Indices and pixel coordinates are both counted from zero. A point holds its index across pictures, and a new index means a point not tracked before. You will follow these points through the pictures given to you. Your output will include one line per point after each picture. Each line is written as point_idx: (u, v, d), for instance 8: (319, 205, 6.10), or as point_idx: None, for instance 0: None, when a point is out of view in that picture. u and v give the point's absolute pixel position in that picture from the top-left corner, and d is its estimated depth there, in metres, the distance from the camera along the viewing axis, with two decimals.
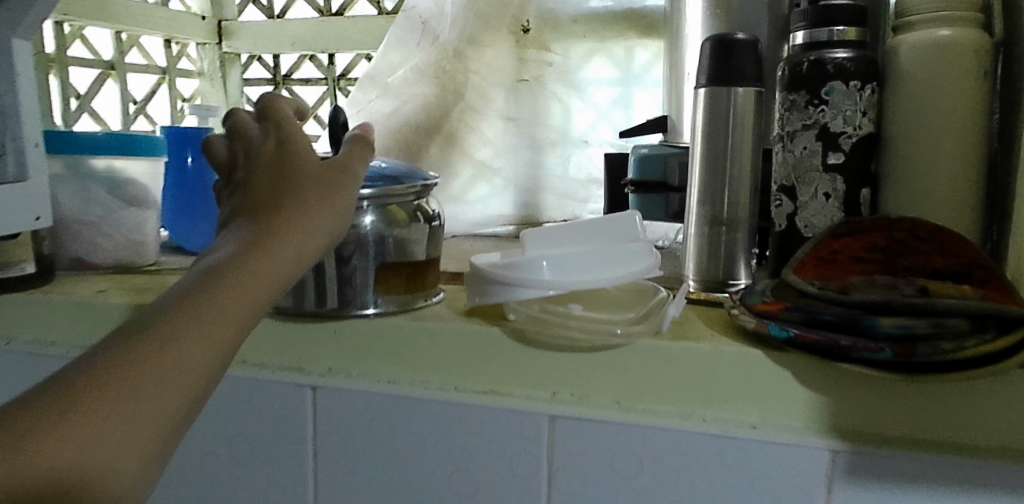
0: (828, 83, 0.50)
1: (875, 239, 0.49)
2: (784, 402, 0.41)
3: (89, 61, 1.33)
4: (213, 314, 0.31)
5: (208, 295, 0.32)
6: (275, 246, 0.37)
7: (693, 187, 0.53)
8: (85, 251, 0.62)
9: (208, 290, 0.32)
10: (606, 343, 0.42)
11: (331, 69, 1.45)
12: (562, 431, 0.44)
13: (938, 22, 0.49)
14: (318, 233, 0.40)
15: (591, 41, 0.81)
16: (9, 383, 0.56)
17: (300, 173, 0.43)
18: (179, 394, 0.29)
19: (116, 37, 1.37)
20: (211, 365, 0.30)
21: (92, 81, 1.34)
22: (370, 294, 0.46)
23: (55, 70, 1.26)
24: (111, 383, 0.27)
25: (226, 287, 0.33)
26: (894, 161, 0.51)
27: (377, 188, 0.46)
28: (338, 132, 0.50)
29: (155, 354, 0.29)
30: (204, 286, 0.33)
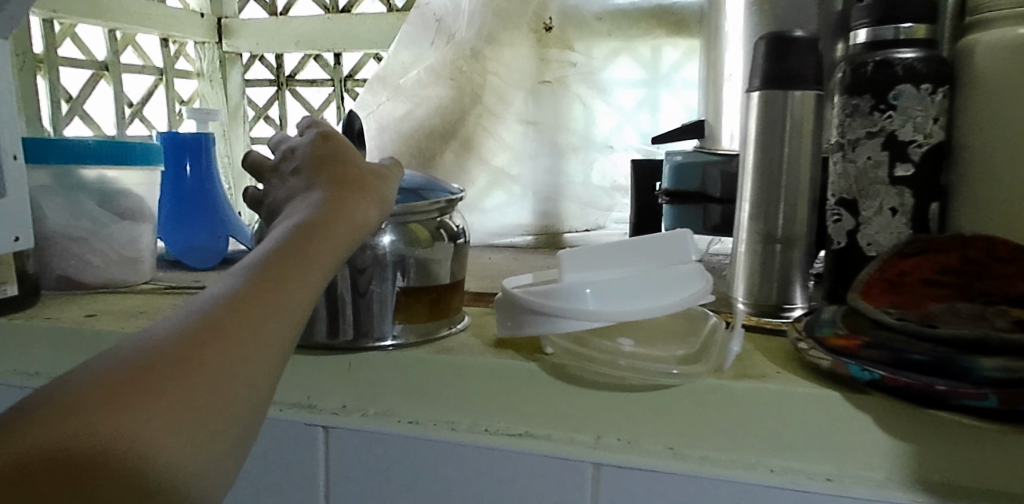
0: (896, 86, 0.45)
1: (948, 260, 0.43)
2: (863, 451, 0.36)
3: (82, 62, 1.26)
4: (273, 300, 0.27)
5: (265, 277, 0.28)
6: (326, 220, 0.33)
7: (744, 201, 0.48)
8: (74, 269, 0.57)
9: (268, 270, 0.29)
10: (659, 383, 0.37)
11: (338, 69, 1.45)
12: (607, 481, 0.38)
13: (1013, 20, 0.44)
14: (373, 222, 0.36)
15: (616, 40, 0.77)
16: None
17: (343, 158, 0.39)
18: (236, 384, 0.25)
19: (111, 36, 1.32)
20: (270, 352, 0.26)
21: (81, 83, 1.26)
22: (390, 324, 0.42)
23: (43, 71, 1.18)
24: (163, 360, 0.23)
25: (285, 267, 0.29)
26: (966, 171, 0.46)
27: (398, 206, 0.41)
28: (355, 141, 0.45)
29: (206, 334, 0.25)
30: (263, 265, 0.29)
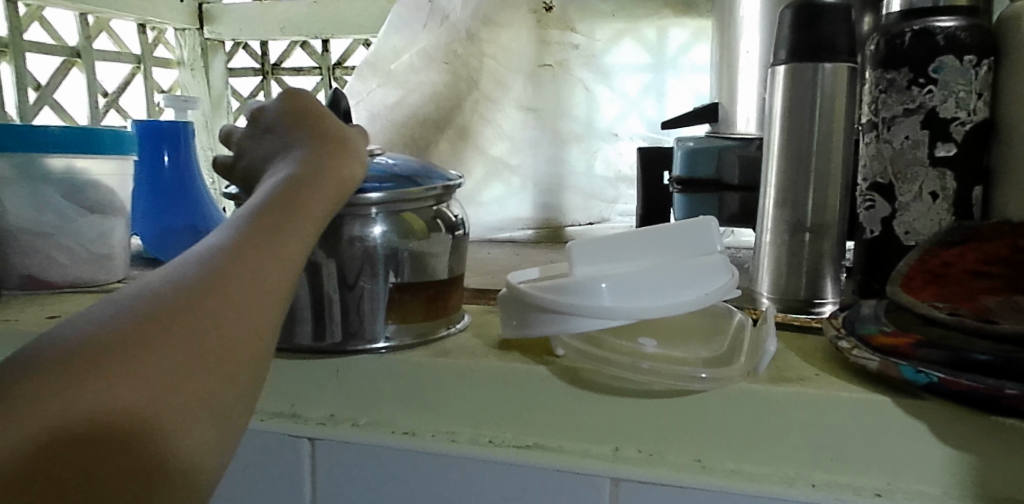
0: (937, 58, 0.41)
1: (998, 249, 0.40)
2: (917, 462, 0.31)
3: (51, 47, 1.24)
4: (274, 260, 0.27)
5: (261, 240, 0.28)
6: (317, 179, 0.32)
7: (769, 186, 0.44)
8: (38, 267, 0.52)
9: (263, 233, 0.28)
10: (688, 388, 0.33)
11: (326, 58, 1.36)
12: (626, 498, 0.34)
13: None
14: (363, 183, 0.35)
15: (620, 21, 0.73)
16: None
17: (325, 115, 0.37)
18: (247, 349, 0.25)
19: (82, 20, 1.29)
20: (269, 320, 0.27)
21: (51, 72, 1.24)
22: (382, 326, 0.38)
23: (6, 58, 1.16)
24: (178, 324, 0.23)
25: (283, 227, 0.29)
26: (1011, 152, 0.43)
27: (384, 191, 0.36)
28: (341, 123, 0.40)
29: (210, 302, 0.25)
30: (257, 230, 0.28)
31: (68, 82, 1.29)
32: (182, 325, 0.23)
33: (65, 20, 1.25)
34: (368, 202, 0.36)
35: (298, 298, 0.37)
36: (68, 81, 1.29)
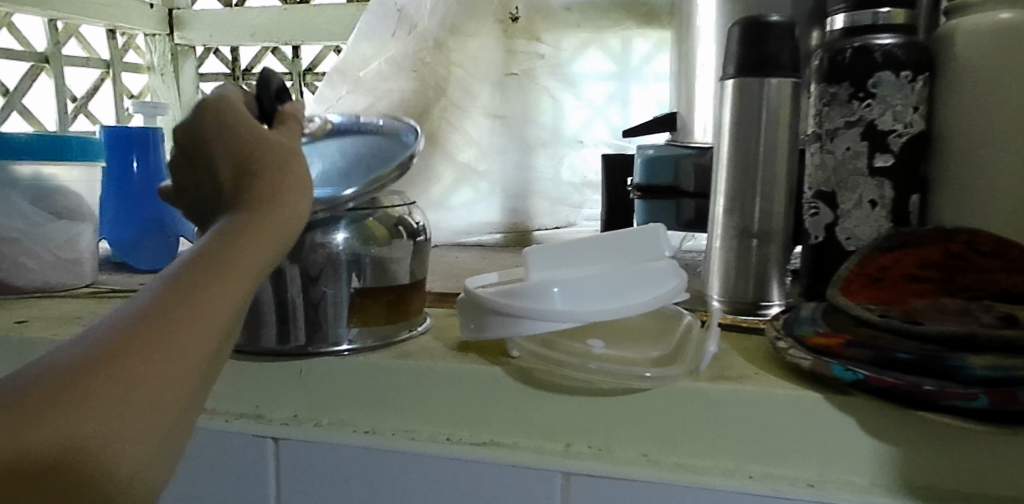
0: (875, 74, 0.43)
1: (928, 254, 0.42)
2: (845, 454, 0.34)
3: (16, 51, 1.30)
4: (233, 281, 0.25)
5: (222, 255, 0.26)
6: (280, 186, 0.30)
7: (718, 193, 0.46)
8: (5, 273, 0.52)
9: (225, 247, 0.26)
10: (634, 385, 0.35)
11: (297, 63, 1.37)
12: (576, 492, 0.36)
13: (996, 7, 0.43)
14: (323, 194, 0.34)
15: (585, 31, 0.75)
16: None
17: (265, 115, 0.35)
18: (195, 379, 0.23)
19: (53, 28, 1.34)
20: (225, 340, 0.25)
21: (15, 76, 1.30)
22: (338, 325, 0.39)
23: None
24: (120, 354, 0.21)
25: (242, 245, 0.27)
26: (945, 162, 0.45)
27: (359, 186, 0.38)
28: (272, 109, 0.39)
29: (160, 325, 0.22)
30: (214, 248, 0.26)
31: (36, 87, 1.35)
32: (128, 352, 0.21)
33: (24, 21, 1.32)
34: (343, 201, 0.38)
35: (263, 302, 0.39)
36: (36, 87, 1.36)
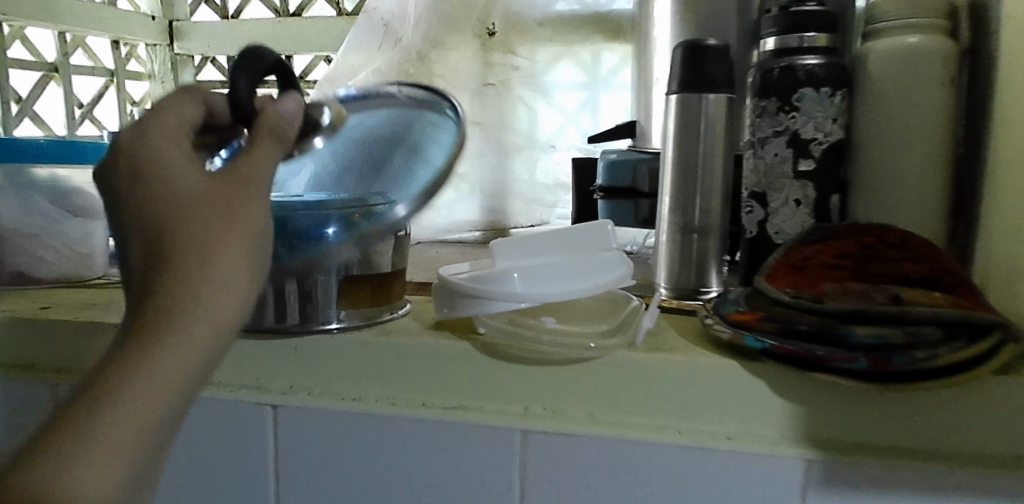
0: (799, 90, 0.50)
1: (845, 245, 0.48)
2: (758, 413, 0.40)
3: None
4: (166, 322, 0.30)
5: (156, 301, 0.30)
6: (203, 205, 0.33)
7: (665, 193, 0.52)
8: (27, 266, 0.58)
9: (156, 293, 0.30)
10: (582, 356, 0.41)
11: None
12: (534, 447, 0.42)
13: (906, 29, 0.49)
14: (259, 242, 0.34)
15: (557, 44, 0.81)
16: None
17: (187, 170, 0.34)
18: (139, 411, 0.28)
19: None
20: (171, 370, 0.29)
21: None
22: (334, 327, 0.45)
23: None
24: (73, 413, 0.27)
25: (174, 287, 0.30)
26: (861, 166, 0.51)
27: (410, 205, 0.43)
28: (250, 123, 0.37)
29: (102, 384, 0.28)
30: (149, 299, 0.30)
31: None
32: (76, 415, 0.27)
33: None
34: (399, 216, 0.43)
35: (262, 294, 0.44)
36: None
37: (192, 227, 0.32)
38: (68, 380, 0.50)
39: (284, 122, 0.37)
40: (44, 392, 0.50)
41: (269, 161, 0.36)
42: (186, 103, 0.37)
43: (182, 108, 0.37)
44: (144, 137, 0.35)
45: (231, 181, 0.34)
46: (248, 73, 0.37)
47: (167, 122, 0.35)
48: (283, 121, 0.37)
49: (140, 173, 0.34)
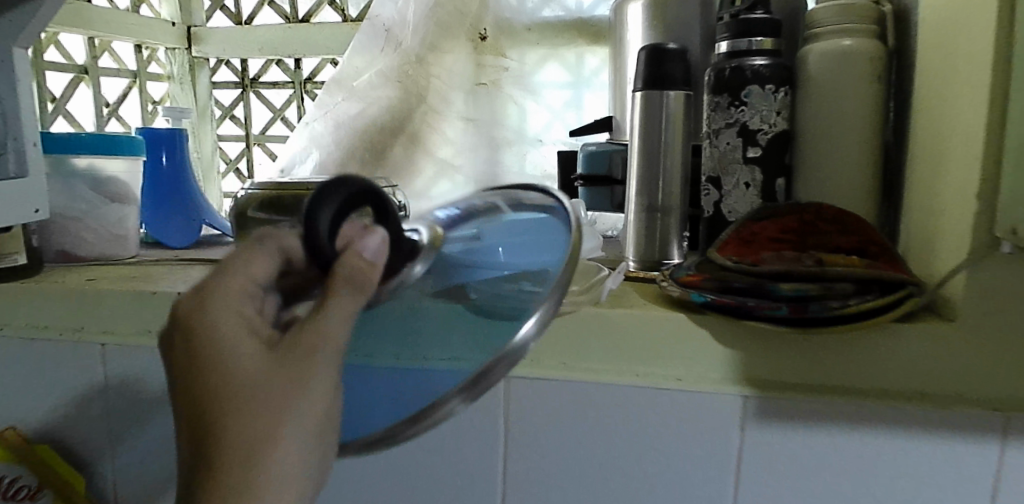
0: (747, 86, 0.57)
1: (787, 221, 0.55)
2: (704, 359, 0.47)
3: (62, 65, 1.09)
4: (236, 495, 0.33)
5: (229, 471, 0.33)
6: (263, 386, 0.34)
7: (632, 177, 0.60)
8: (71, 244, 0.66)
9: (230, 465, 0.33)
10: (556, 311, 0.48)
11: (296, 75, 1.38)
12: (517, 390, 0.51)
13: (840, 34, 0.56)
14: (330, 404, 0.36)
15: (544, 47, 0.88)
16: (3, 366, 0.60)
17: (248, 349, 0.35)
18: None
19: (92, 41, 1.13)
20: None
21: (66, 85, 1.10)
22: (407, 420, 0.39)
23: None
24: None
25: (236, 453, 0.34)
26: (803, 153, 0.59)
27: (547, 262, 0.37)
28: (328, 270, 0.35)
29: None
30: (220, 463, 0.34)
31: (77, 95, 1.12)
32: None
33: (72, 37, 1.10)
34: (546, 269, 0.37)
35: None
36: (77, 94, 1.11)
37: (247, 419, 0.34)
38: (113, 342, 0.57)
39: (362, 261, 0.35)
40: (91, 353, 0.58)
41: (346, 316, 0.35)
42: (254, 264, 0.38)
43: (235, 279, 0.38)
44: (210, 310, 0.36)
45: (293, 356, 0.35)
46: (331, 207, 0.34)
47: (228, 296, 0.37)
48: (360, 259, 0.35)
49: (200, 351, 0.35)
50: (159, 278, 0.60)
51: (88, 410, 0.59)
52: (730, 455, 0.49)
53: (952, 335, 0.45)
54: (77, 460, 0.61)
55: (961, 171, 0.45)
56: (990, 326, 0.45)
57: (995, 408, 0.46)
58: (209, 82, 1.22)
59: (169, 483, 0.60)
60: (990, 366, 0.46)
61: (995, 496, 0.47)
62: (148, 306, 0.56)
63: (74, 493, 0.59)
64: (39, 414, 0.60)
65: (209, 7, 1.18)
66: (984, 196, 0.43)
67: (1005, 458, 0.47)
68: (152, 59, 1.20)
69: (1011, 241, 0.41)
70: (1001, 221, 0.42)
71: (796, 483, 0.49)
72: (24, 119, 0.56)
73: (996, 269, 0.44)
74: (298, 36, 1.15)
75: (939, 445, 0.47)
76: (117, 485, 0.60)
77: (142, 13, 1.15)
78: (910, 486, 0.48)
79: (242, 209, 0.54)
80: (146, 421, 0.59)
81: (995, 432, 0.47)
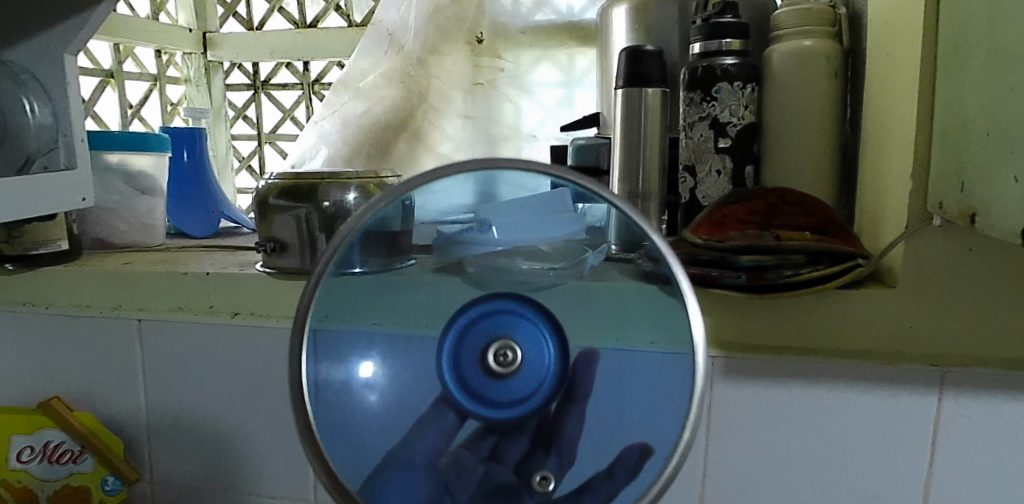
0: (717, 83, 0.62)
1: (755, 205, 0.60)
2: None
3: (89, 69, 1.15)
4: None
5: None
6: None
7: (615, 165, 0.66)
8: (105, 233, 0.72)
9: None
10: None
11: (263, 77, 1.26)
12: None
13: (801, 35, 0.63)
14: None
15: (536, 49, 0.92)
16: (52, 341, 0.67)
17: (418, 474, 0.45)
18: None
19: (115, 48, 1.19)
20: None
21: (93, 88, 1.16)
22: (647, 458, 0.39)
23: None
24: None
25: None
26: (770, 143, 0.65)
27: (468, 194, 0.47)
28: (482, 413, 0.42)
29: None
30: None
31: (103, 98, 1.17)
32: None
33: (98, 43, 1.16)
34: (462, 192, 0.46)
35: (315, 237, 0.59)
36: (103, 98, 1.17)
37: None
38: (149, 317, 0.64)
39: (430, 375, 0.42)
40: (131, 328, 0.65)
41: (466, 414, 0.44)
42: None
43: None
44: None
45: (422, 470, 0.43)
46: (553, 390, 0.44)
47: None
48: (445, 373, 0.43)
49: None
50: (190, 262, 0.67)
51: (129, 381, 0.67)
52: (700, 409, 0.57)
53: (893, 300, 0.52)
54: (117, 426, 0.68)
55: (899, 156, 0.51)
56: (927, 292, 0.51)
57: (933, 363, 0.53)
58: (222, 85, 1.28)
59: (202, 446, 0.67)
60: (930, 326, 0.52)
61: (935, 441, 0.54)
62: (183, 285, 0.63)
63: (113, 457, 0.66)
64: (83, 386, 0.68)
65: (221, 13, 1.26)
66: (917, 177, 0.49)
67: (943, 407, 0.54)
68: (170, 63, 1.26)
69: (939, 215, 0.48)
70: (931, 198, 0.48)
71: (758, 431, 0.57)
72: (72, 117, 0.63)
73: (929, 239, 0.50)
74: (306, 40, 1.21)
75: (885, 396, 0.54)
76: (156, 448, 0.68)
77: (160, 19, 1.21)
78: (859, 434, 0.55)
79: (264, 196, 0.61)
80: (182, 389, 0.66)
81: (933, 384, 0.53)
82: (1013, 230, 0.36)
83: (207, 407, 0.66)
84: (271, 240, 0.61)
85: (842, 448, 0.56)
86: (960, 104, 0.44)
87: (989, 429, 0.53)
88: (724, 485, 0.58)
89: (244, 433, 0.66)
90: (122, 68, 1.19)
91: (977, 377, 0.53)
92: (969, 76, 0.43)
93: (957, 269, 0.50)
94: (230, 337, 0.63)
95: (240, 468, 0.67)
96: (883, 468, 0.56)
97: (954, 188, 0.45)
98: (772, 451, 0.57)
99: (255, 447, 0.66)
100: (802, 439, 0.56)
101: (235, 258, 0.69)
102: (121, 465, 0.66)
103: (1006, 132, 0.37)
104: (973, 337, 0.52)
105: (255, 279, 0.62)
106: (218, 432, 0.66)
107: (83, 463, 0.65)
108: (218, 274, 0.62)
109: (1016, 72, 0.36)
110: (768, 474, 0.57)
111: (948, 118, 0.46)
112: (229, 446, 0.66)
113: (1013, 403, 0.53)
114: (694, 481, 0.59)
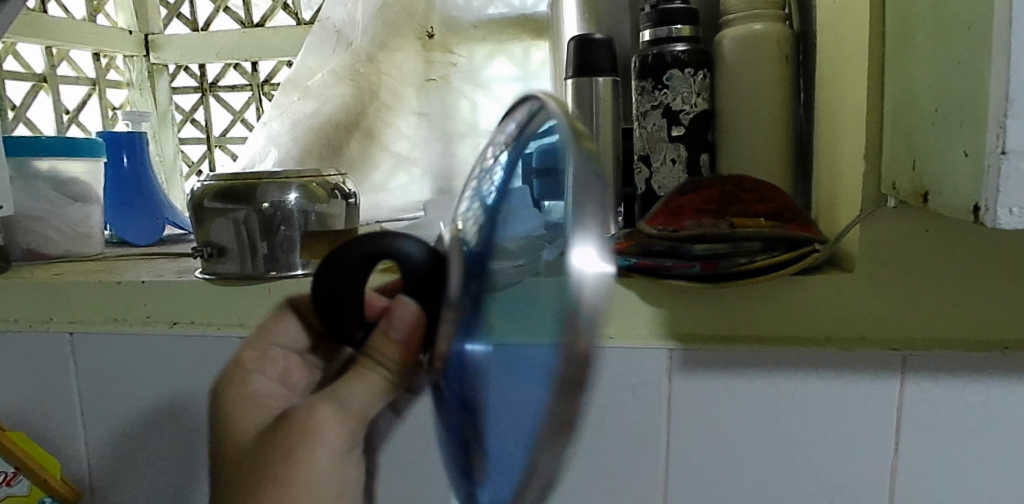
0: (668, 71, 0.61)
1: (711, 193, 0.58)
2: (635, 318, 0.54)
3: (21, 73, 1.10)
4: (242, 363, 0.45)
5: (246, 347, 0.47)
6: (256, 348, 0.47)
7: None
8: (37, 243, 0.69)
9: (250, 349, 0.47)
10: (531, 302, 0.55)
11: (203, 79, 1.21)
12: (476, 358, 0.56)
13: (750, 20, 0.61)
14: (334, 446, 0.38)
15: (490, 44, 0.89)
16: None
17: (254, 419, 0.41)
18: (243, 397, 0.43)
19: (49, 51, 1.14)
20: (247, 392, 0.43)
21: (25, 94, 1.11)
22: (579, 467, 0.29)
23: None
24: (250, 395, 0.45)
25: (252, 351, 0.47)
26: (724, 131, 0.64)
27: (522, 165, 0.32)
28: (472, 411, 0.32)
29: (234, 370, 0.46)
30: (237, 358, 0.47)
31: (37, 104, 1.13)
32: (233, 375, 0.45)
33: (30, 47, 1.11)
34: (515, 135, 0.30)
35: (257, 242, 0.56)
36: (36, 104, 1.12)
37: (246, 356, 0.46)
38: (82, 329, 0.61)
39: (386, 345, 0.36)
40: (62, 341, 0.62)
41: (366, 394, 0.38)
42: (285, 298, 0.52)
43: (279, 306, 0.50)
44: (248, 357, 0.46)
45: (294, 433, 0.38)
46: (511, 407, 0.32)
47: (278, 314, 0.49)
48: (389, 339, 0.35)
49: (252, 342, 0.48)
50: (126, 270, 0.64)
51: (61, 397, 0.63)
52: (661, 403, 0.56)
53: (848, 282, 0.51)
54: (53, 445, 0.65)
55: (853, 138, 0.50)
56: (885, 274, 0.51)
57: (894, 348, 0.52)
58: (168, 88, 1.25)
59: (143, 462, 0.64)
60: (887, 307, 0.51)
61: (899, 427, 0.53)
62: (117, 293, 0.60)
63: (49, 477, 0.62)
64: (15, 404, 0.64)
65: (165, 15, 1.22)
66: (870, 158, 0.48)
67: (906, 393, 0.52)
68: (110, 67, 1.21)
69: (894, 196, 0.47)
70: (886, 179, 0.47)
71: (718, 424, 0.55)
72: None
73: (884, 220, 0.49)
74: (254, 41, 1.18)
75: (849, 384, 0.53)
76: (94, 466, 0.65)
77: (98, 21, 1.17)
78: (823, 424, 0.54)
79: (200, 200, 0.58)
80: (117, 403, 0.62)
81: (895, 370, 0.52)
82: (965, 204, 0.35)
83: (146, 422, 0.63)
84: (209, 246, 0.58)
85: (805, 438, 0.55)
86: (907, 80, 0.43)
87: (952, 414, 0.52)
88: (686, 479, 0.57)
89: (186, 448, 0.63)
90: (58, 73, 1.14)
91: (938, 361, 0.51)
92: (915, 51, 0.42)
93: (912, 250, 0.50)
94: (168, 348, 0.60)
95: (183, 483, 0.63)
96: (849, 458, 0.54)
97: (907, 167, 0.43)
98: (733, 444, 0.56)
99: (201, 461, 0.63)
100: (763, 431, 0.55)
101: (173, 265, 0.65)
102: (57, 485, 0.62)
103: (953, 106, 0.36)
104: (930, 319, 0.51)
105: (193, 284, 0.59)
106: (159, 447, 0.63)
107: (16, 485, 0.62)
108: (156, 282, 0.59)
109: (959, 42, 0.35)
110: (730, 466, 0.56)
111: (898, 95, 0.45)
112: (171, 461, 0.63)
113: (976, 386, 0.52)
114: (657, 477, 0.57)
